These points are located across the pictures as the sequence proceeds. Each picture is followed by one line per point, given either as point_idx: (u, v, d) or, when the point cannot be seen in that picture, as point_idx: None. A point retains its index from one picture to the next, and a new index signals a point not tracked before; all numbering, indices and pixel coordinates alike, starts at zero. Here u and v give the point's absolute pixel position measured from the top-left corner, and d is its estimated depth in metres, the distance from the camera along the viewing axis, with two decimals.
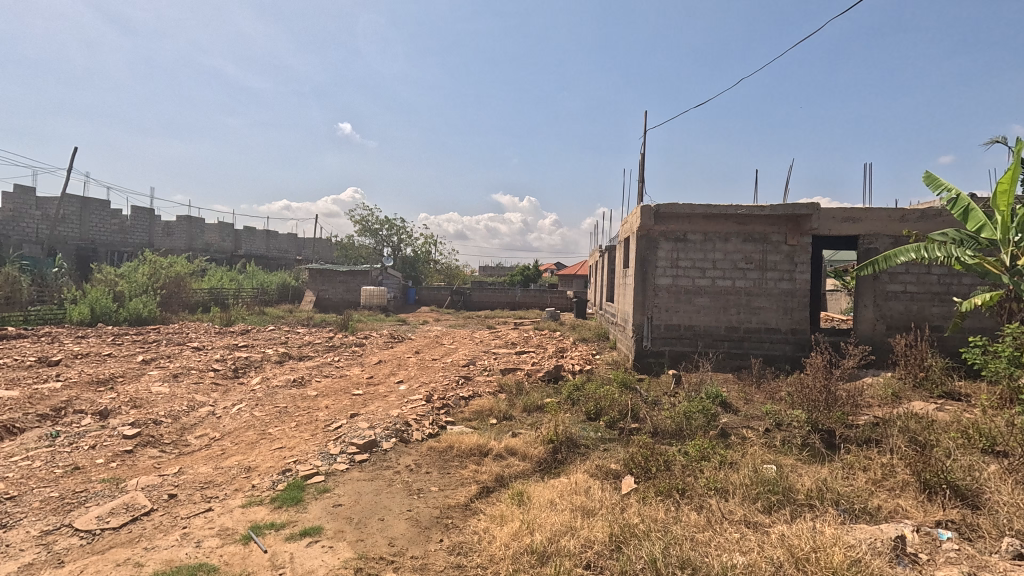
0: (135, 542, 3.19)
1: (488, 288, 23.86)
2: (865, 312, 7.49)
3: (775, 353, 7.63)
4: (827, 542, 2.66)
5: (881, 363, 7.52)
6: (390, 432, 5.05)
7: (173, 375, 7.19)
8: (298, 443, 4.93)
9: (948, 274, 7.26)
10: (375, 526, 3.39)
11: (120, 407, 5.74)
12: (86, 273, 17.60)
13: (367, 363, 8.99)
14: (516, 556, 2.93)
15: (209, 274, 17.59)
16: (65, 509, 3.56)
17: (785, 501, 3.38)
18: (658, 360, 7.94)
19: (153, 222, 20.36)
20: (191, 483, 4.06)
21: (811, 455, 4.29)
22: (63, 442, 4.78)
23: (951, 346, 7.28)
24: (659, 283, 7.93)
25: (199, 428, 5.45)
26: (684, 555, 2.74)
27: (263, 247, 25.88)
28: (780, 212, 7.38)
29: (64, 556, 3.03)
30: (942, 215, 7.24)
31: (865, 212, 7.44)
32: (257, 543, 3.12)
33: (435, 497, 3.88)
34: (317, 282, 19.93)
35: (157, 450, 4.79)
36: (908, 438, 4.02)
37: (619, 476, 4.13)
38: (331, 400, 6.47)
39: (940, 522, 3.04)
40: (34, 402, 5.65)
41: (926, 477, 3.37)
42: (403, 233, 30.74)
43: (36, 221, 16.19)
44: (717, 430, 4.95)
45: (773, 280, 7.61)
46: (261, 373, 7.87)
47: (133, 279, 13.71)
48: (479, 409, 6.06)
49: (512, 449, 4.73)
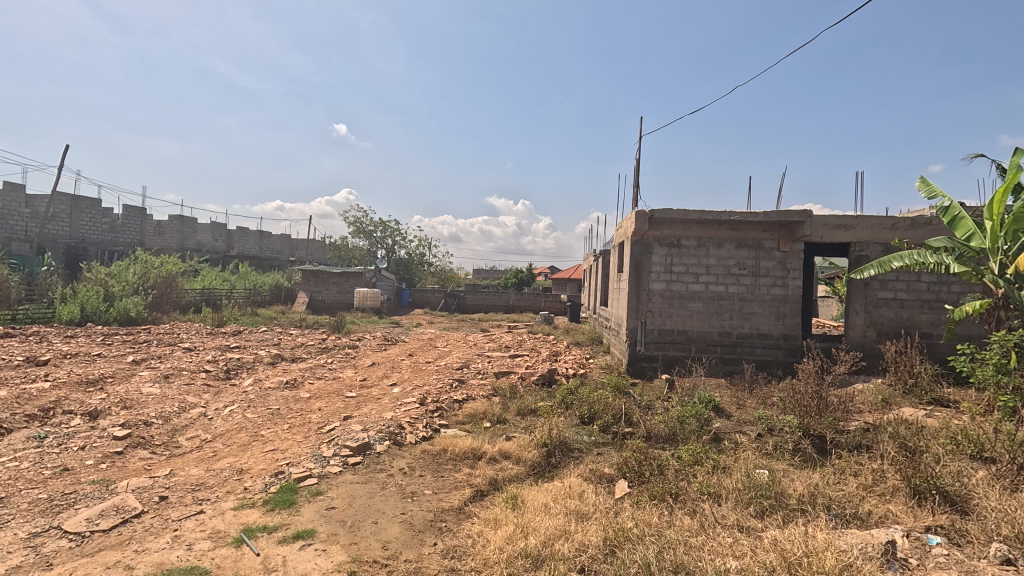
0: (125, 545, 3.15)
1: (483, 291, 23.85)
2: (857, 318, 7.57)
3: (768, 358, 7.70)
4: (819, 547, 2.69)
5: (871, 369, 7.61)
6: (384, 436, 5.03)
7: (164, 376, 7.13)
8: (291, 446, 4.90)
9: (937, 282, 7.38)
10: (369, 529, 3.38)
11: (110, 408, 5.68)
12: (76, 272, 17.41)
13: (361, 365, 8.95)
14: (511, 559, 2.93)
15: (201, 274, 17.46)
16: (54, 510, 3.52)
17: (777, 505, 3.41)
18: (651, 364, 7.97)
19: (145, 221, 20.21)
20: (183, 485, 4.02)
21: (803, 460, 4.35)
22: (52, 442, 4.73)
23: (940, 353, 7.38)
24: (653, 288, 7.97)
25: (190, 429, 5.40)
26: (678, 559, 2.76)
27: (256, 247, 25.73)
28: (773, 218, 7.46)
29: (53, 558, 2.99)
30: (932, 224, 7.35)
31: (857, 219, 7.54)
32: (249, 545, 3.09)
33: (428, 500, 3.87)
34: (309, 283, 19.85)
35: (147, 451, 4.74)
36: (899, 443, 4.07)
37: (613, 480, 4.14)
38: (324, 402, 6.44)
39: (929, 527, 3.08)
40: (22, 402, 5.57)
41: (916, 483, 3.42)
42: (396, 233, 30.70)
43: (24, 219, 16.03)
44: (710, 435, 4.97)
45: (765, 285, 7.68)
46: (254, 374, 7.82)
47: (124, 278, 13.57)
48: (473, 412, 6.05)
49: (506, 452, 4.73)
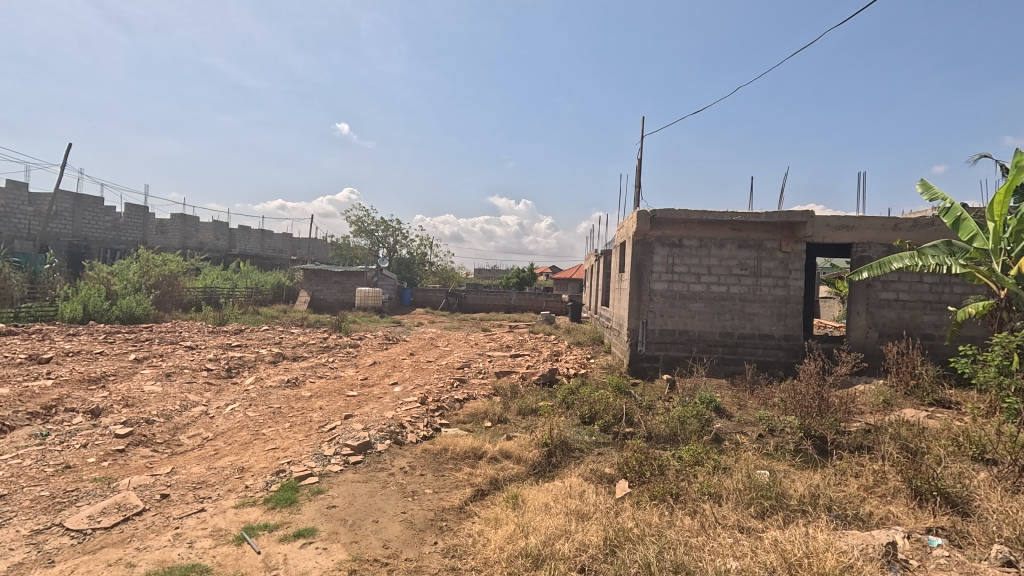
0: (126, 542, 3.16)
1: (484, 291, 23.81)
2: (858, 319, 7.55)
3: (769, 359, 7.70)
4: (820, 548, 2.68)
5: (872, 370, 7.60)
6: (384, 434, 5.03)
7: (166, 375, 7.14)
8: (292, 444, 4.90)
9: (939, 283, 7.36)
10: (370, 527, 3.39)
11: (112, 406, 5.69)
12: (78, 271, 17.46)
13: (362, 364, 8.95)
14: (511, 559, 2.93)
15: (203, 273, 17.46)
16: (56, 508, 3.52)
17: (778, 506, 3.41)
18: (652, 364, 7.97)
19: (147, 219, 20.25)
20: (183, 483, 4.03)
21: (804, 461, 4.34)
22: (54, 440, 4.74)
23: (942, 354, 7.36)
24: (654, 288, 7.96)
25: (192, 428, 5.41)
26: (679, 559, 2.76)
27: (257, 246, 25.76)
28: (775, 219, 7.45)
29: (54, 556, 3.00)
30: (935, 225, 7.33)
31: (859, 220, 7.53)
32: (250, 544, 3.10)
33: (429, 499, 3.87)
34: (311, 282, 19.88)
35: (149, 449, 4.76)
36: (900, 445, 4.07)
37: (613, 480, 4.14)
38: (326, 401, 6.44)
39: (930, 529, 3.08)
40: (24, 400, 5.59)
41: (917, 485, 3.41)
42: (397, 233, 30.70)
43: (27, 218, 16.09)
44: (711, 435, 4.97)
45: (767, 286, 7.67)
46: (255, 373, 7.83)
47: (126, 277, 13.59)
48: (473, 412, 6.05)
49: (506, 451, 4.74)
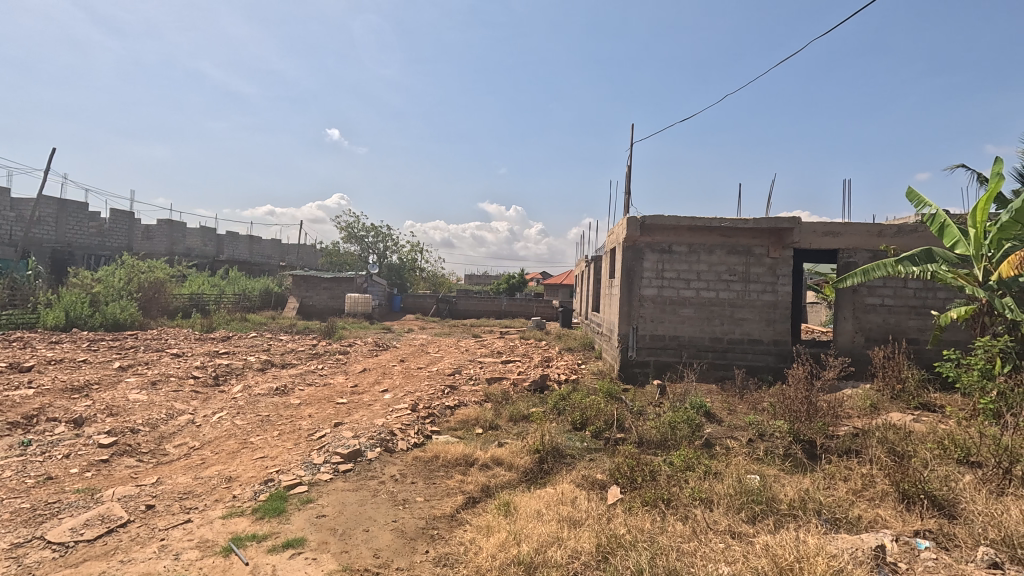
0: (110, 555, 3.09)
1: (475, 297, 23.71)
2: (845, 324, 7.68)
3: (758, 363, 7.77)
4: (810, 552, 2.70)
5: (860, 374, 7.69)
6: (375, 442, 4.98)
7: (152, 383, 7.01)
8: (281, 453, 4.85)
9: (923, 287, 7.50)
10: (360, 537, 3.34)
11: (95, 415, 5.58)
12: (61, 277, 17.14)
13: (352, 371, 8.89)
14: (503, 566, 2.91)
15: (190, 279, 17.21)
16: (37, 520, 3.44)
17: (769, 510, 3.44)
18: (643, 369, 8.00)
19: (133, 225, 19.95)
20: (169, 494, 3.96)
21: (794, 465, 4.39)
22: (35, 451, 4.63)
23: (926, 358, 7.50)
24: (645, 294, 8.01)
25: (178, 437, 5.32)
26: (671, 565, 2.76)
27: (246, 252, 25.53)
28: (763, 226, 7.53)
29: (35, 569, 2.93)
30: (918, 231, 7.47)
31: (844, 226, 7.65)
32: (238, 555, 3.04)
33: (420, 508, 3.84)
34: (300, 288, 19.59)
35: (134, 459, 4.67)
36: (887, 449, 4.13)
37: (605, 486, 4.14)
38: (315, 409, 6.37)
39: (917, 532, 3.12)
40: (4, 409, 5.45)
41: (904, 488, 3.45)
42: (389, 240, 30.58)
43: (9, 223, 15.77)
44: (701, 440, 5.00)
45: (755, 292, 7.76)
46: (243, 380, 7.74)
47: (110, 284, 13.37)
48: (464, 419, 6.04)
49: (498, 459, 4.72)
